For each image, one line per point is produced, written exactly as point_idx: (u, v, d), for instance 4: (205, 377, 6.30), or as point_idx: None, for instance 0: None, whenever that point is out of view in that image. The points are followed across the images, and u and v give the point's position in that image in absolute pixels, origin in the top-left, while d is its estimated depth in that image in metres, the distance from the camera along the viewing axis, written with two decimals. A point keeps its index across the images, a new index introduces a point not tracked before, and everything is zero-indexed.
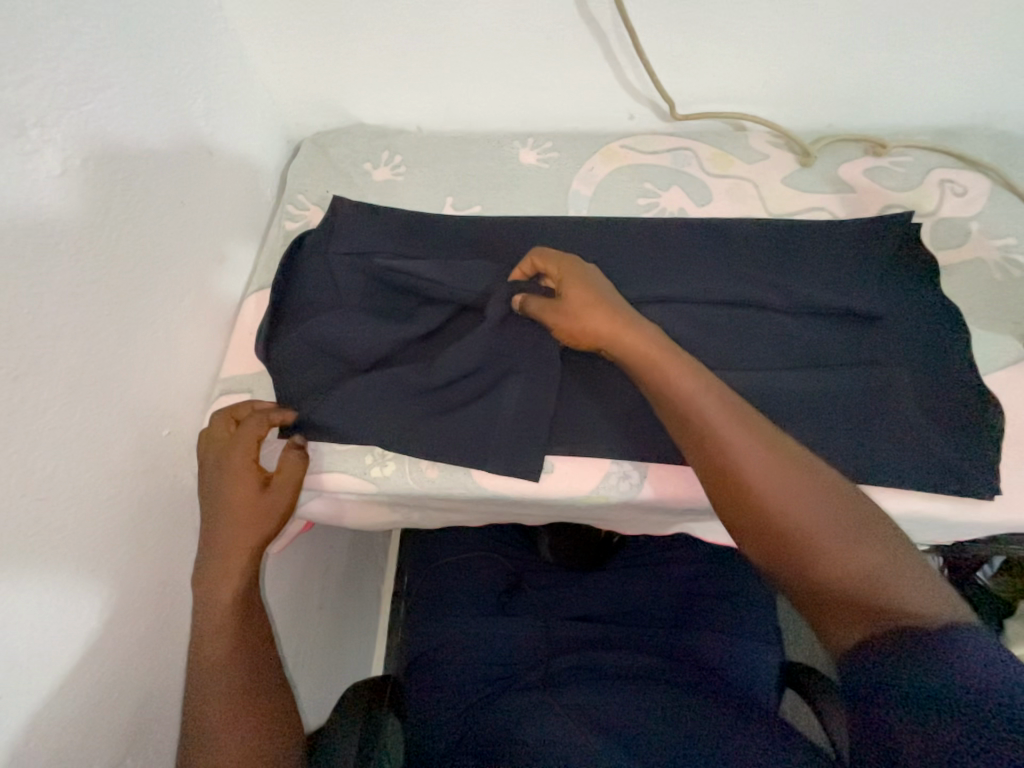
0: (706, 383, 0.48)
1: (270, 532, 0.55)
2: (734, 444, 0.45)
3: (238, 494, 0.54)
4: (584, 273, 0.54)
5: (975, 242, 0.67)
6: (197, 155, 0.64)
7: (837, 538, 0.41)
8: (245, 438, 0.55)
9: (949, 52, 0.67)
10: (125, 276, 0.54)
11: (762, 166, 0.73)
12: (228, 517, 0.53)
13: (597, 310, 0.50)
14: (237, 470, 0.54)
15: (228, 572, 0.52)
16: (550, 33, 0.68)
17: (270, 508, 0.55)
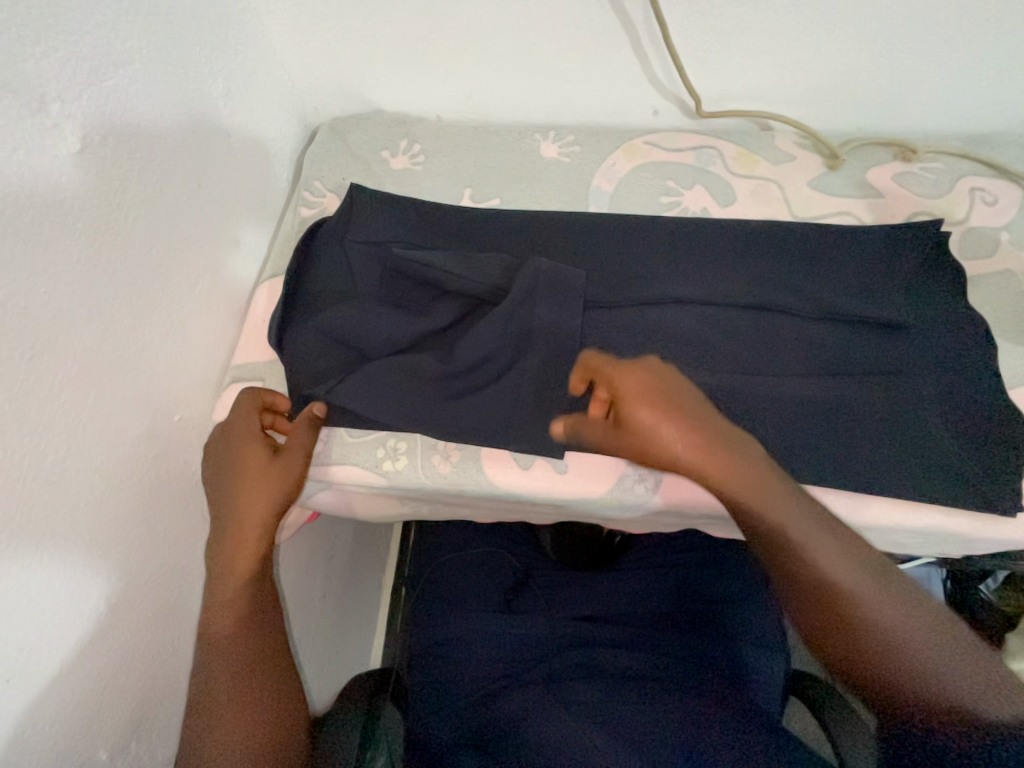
0: (785, 488, 0.46)
1: (283, 503, 0.54)
2: (813, 548, 0.44)
3: (247, 463, 0.54)
4: (652, 386, 0.46)
5: (1004, 253, 0.65)
6: (214, 138, 0.63)
7: (898, 631, 0.42)
8: (249, 412, 0.56)
9: (987, 57, 0.65)
10: (141, 258, 0.53)
11: (787, 168, 0.72)
12: (239, 489, 0.53)
13: (672, 434, 0.45)
14: (245, 444, 0.54)
15: (241, 553, 0.52)
16: (577, 24, 0.66)
17: (281, 475, 0.54)
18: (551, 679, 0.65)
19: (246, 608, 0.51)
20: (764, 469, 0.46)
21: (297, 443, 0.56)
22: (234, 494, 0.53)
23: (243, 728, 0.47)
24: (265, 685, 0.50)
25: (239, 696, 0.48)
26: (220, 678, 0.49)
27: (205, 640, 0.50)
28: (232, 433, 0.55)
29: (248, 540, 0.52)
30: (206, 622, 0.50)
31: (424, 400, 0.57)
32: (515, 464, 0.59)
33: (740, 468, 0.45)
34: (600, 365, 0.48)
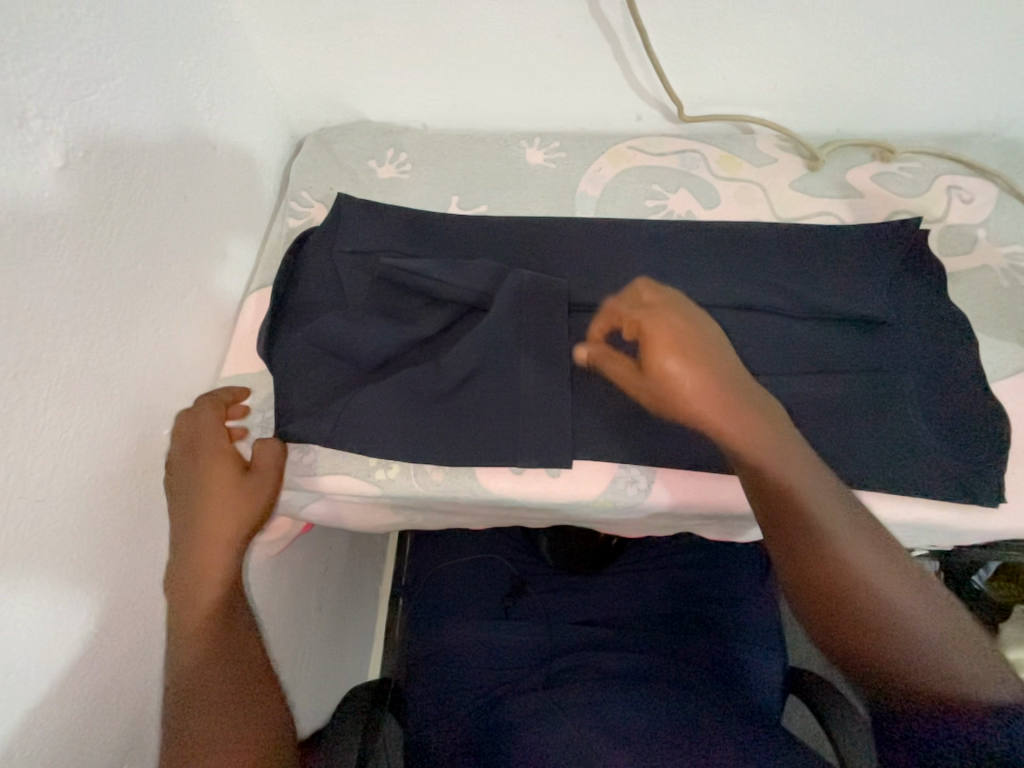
0: (813, 464, 0.47)
1: (246, 524, 0.54)
2: (847, 540, 0.45)
3: (212, 483, 0.54)
4: (679, 327, 0.47)
5: (982, 250, 0.67)
6: (199, 150, 0.63)
7: (897, 605, 0.44)
8: (215, 430, 0.56)
9: (959, 58, 0.67)
10: (126, 272, 0.53)
11: (769, 170, 0.73)
12: (204, 508, 0.53)
13: (691, 373, 0.45)
14: (212, 462, 0.54)
15: (207, 575, 0.52)
16: (559, 32, 0.67)
17: (250, 497, 0.55)
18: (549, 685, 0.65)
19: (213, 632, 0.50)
20: (803, 459, 0.47)
21: (265, 462, 0.56)
22: (200, 512, 0.53)
23: (218, 753, 0.45)
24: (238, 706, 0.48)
25: (215, 717, 0.46)
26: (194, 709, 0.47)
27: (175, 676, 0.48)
28: (197, 452, 0.55)
29: (209, 562, 0.52)
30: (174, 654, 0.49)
31: (414, 408, 0.58)
32: (508, 470, 0.59)
33: (766, 435, 0.46)
34: (624, 315, 0.49)
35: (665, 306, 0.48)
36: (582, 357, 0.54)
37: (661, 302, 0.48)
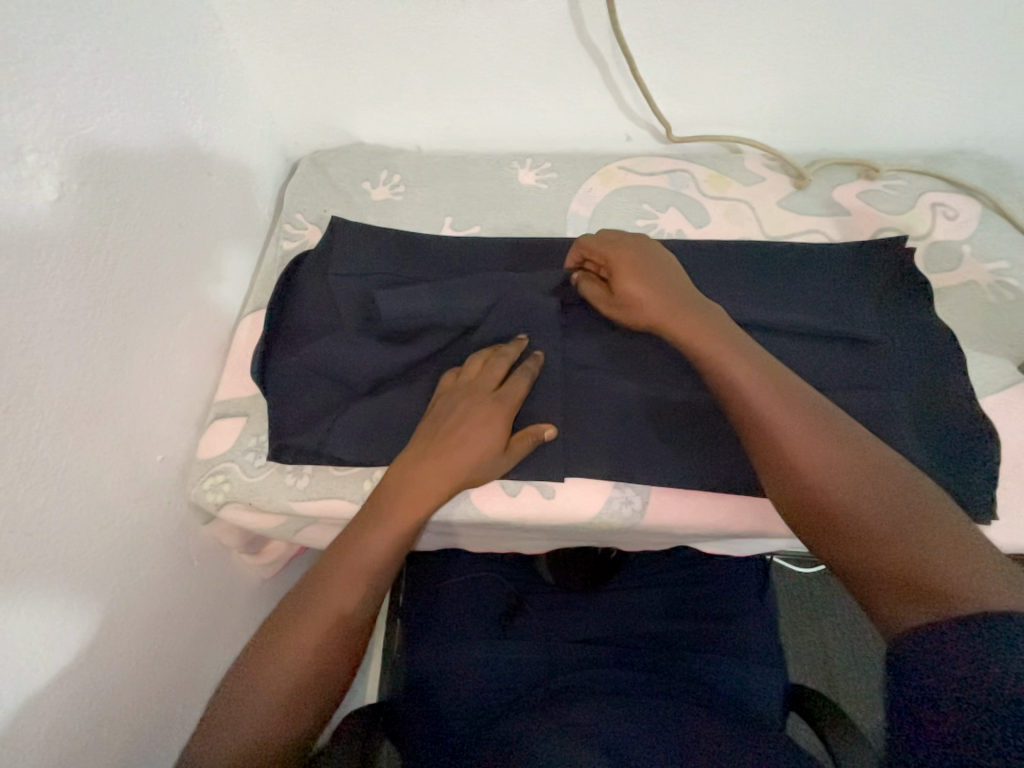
0: (760, 363, 0.50)
1: (470, 483, 0.52)
2: (797, 435, 0.46)
3: (470, 435, 0.51)
4: (643, 251, 0.56)
5: (968, 266, 0.68)
6: (195, 176, 0.63)
7: (861, 506, 0.43)
8: (514, 387, 0.54)
9: (939, 79, 0.69)
10: (121, 300, 0.53)
11: (758, 188, 0.74)
12: (450, 454, 0.50)
13: (647, 286, 0.54)
14: (484, 415, 0.51)
15: (413, 513, 0.49)
16: (549, 58, 0.69)
17: (490, 465, 0.52)
18: (548, 700, 0.64)
19: (344, 606, 0.45)
20: (764, 371, 0.49)
21: (526, 441, 0.53)
22: (447, 458, 0.50)
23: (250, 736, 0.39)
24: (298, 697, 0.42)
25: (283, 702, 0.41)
26: (269, 672, 0.42)
27: (277, 627, 0.45)
28: (481, 398, 0.52)
29: (408, 508, 0.49)
30: (294, 600, 0.46)
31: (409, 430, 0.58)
32: (503, 492, 0.58)
33: (709, 334, 0.51)
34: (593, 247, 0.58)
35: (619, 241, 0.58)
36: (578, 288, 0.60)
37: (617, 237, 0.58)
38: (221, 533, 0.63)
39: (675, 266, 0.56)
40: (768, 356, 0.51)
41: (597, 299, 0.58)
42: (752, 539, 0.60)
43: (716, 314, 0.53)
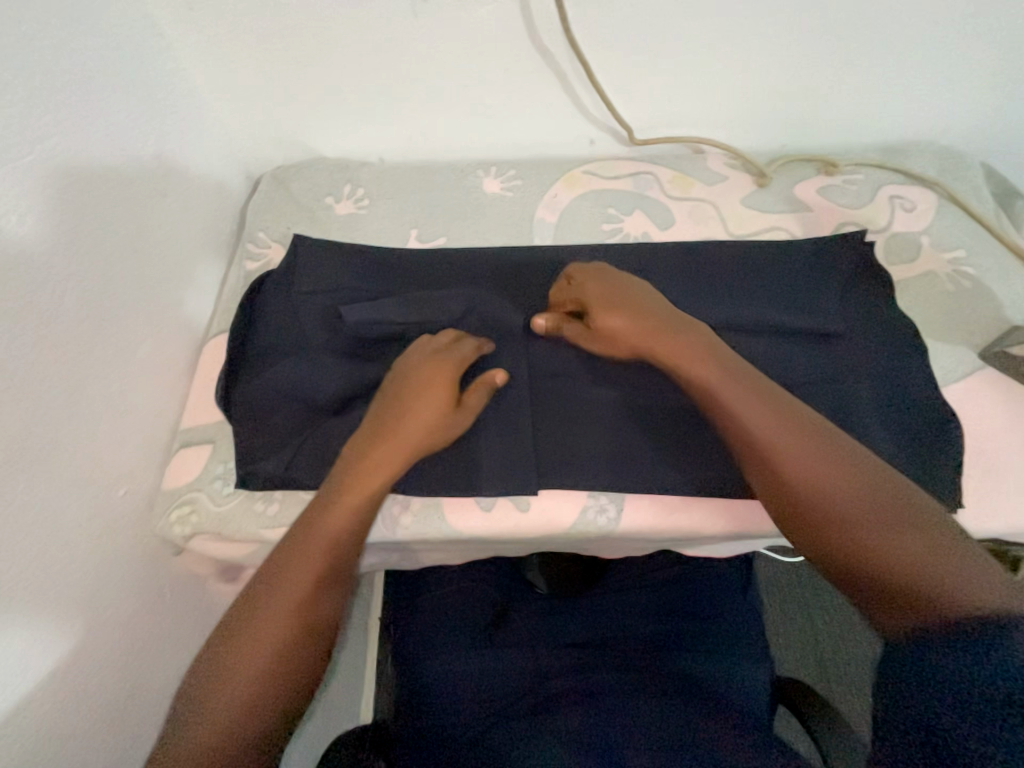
0: (733, 371, 0.50)
1: (428, 447, 0.51)
2: (778, 441, 0.46)
3: (422, 395, 0.51)
4: (609, 277, 0.57)
5: (926, 257, 0.69)
6: (147, 200, 0.62)
7: (846, 510, 0.43)
8: (461, 350, 0.55)
9: (889, 74, 0.70)
10: (72, 333, 0.51)
11: (721, 188, 0.75)
12: (404, 415, 0.51)
13: (620, 310, 0.54)
14: (433, 375, 0.52)
15: (368, 482, 0.48)
16: (506, 66, 0.69)
17: (447, 426, 0.52)
18: (537, 708, 0.65)
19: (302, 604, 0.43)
20: (739, 379, 0.49)
21: (479, 394, 0.54)
22: (400, 419, 0.50)
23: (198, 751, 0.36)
24: (264, 701, 0.39)
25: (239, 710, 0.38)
26: (227, 684, 0.39)
27: (229, 629, 0.41)
28: (428, 361, 0.53)
29: (364, 483, 0.48)
30: (241, 608, 0.43)
31: None
32: (478, 508, 0.58)
33: (681, 345, 0.51)
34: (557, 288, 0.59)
35: (585, 271, 0.58)
36: (541, 327, 0.58)
37: (585, 267, 0.59)
38: (193, 564, 0.62)
39: (650, 288, 0.57)
40: (740, 362, 0.51)
41: (574, 333, 0.57)
42: (729, 540, 0.61)
43: (687, 325, 0.53)
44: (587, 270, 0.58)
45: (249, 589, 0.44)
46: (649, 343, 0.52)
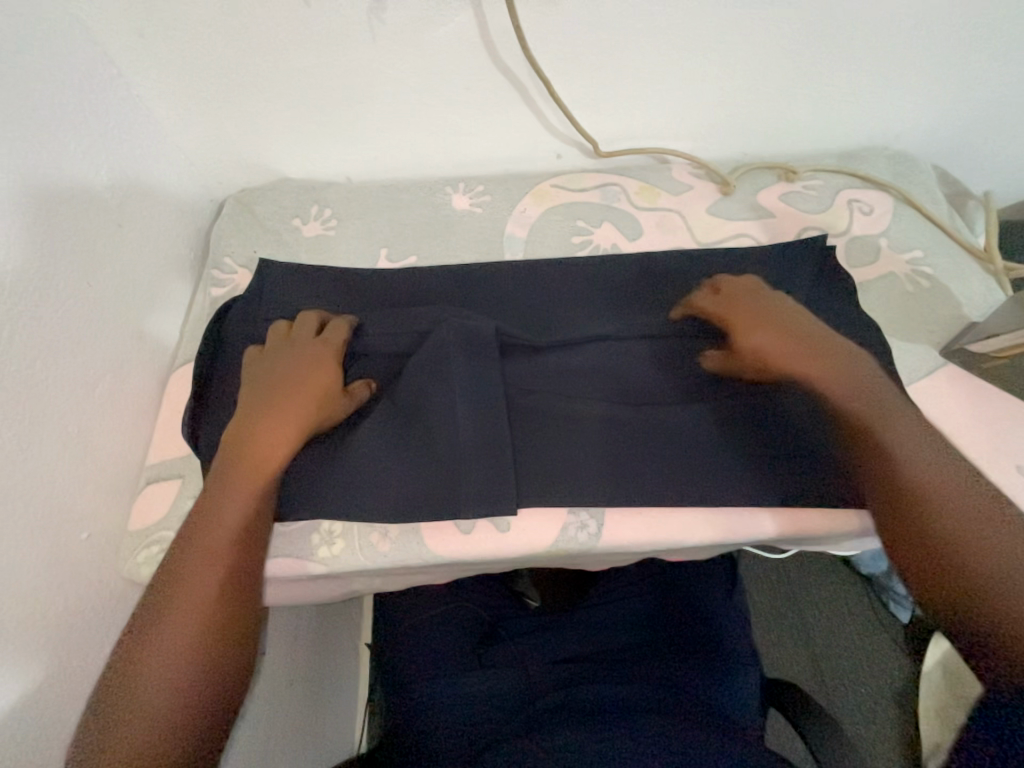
0: (881, 396, 0.51)
1: (320, 423, 0.54)
2: (912, 465, 0.46)
3: (307, 376, 0.54)
4: (765, 297, 0.58)
5: (886, 258, 0.71)
6: (103, 230, 0.60)
7: (964, 541, 0.42)
8: (339, 333, 0.59)
9: (841, 84, 0.72)
10: (23, 374, 0.49)
11: (687, 197, 0.76)
12: (291, 393, 0.53)
13: (769, 334, 0.55)
14: (314, 356, 0.56)
15: (264, 459, 0.50)
16: (468, 84, 0.69)
17: (336, 402, 0.55)
18: (531, 728, 0.64)
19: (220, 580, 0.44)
20: (880, 402, 0.50)
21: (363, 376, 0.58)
22: (285, 396, 0.53)
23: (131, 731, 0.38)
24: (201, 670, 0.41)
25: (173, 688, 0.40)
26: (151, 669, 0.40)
27: (144, 622, 0.42)
28: (309, 345, 0.57)
29: (260, 460, 0.50)
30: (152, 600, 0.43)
31: (357, 475, 0.56)
32: (456, 531, 0.57)
33: (829, 366, 0.53)
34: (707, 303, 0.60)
35: (739, 291, 0.59)
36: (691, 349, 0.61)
37: (753, 285, 0.60)
38: None
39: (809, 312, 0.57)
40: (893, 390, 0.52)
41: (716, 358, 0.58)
42: (710, 548, 0.61)
43: (846, 349, 0.54)
44: (736, 284, 0.60)
45: (157, 581, 0.44)
46: (786, 364, 0.54)
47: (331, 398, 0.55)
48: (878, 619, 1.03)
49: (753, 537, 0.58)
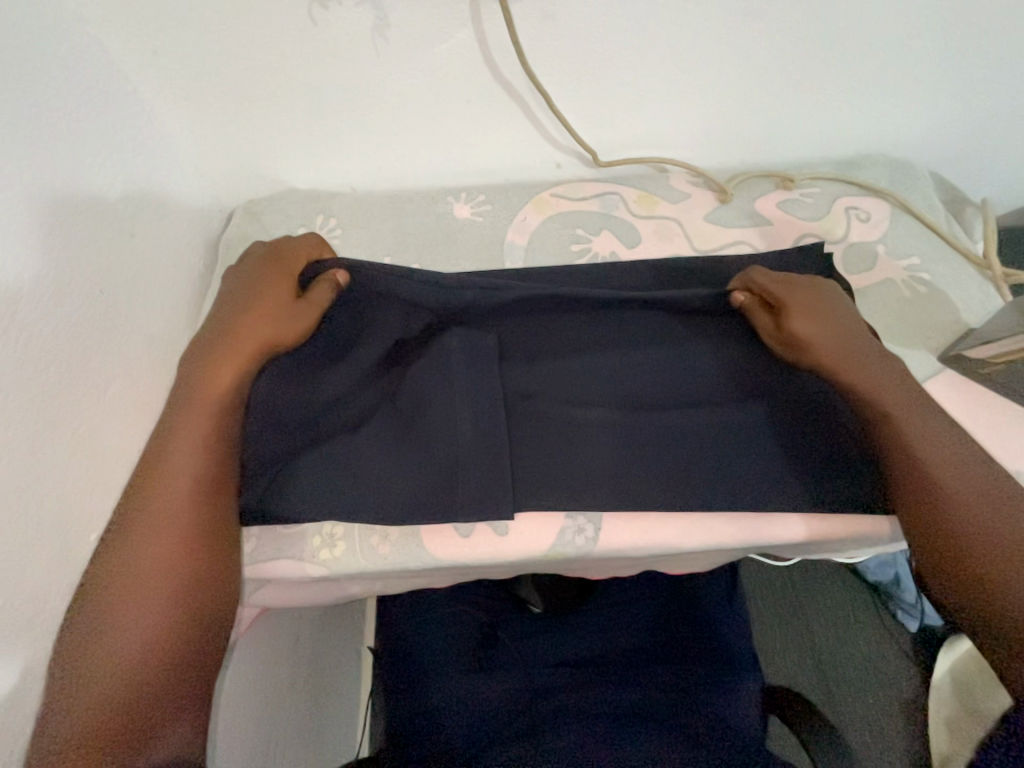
0: (917, 401, 0.53)
1: (280, 334, 0.57)
2: (944, 472, 0.49)
3: (266, 291, 0.58)
4: (817, 288, 0.60)
5: (883, 265, 0.71)
6: (115, 240, 0.62)
7: (991, 554, 0.45)
8: (300, 251, 0.62)
9: (836, 93, 0.73)
10: (36, 379, 0.51)
11: (685, 206, 0.77)
12: (253, 306, 0.57)
13: (813, 319, 0.57)
14: (275, 275, 0.59)
15: (225, 360, 0.54)
16: (470, 97, 0.71)
17: (296, 312, 0.58)
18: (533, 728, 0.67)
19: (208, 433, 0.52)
20: (915, 407, 0.53)
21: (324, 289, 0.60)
22: (247, 310, 0.57)
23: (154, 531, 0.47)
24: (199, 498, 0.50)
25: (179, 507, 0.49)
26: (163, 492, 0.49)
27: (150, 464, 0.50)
28: (270, 265, 0.60)
29: (224, 364, 0.54)
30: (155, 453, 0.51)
31: (359, 476, 0.57)
32: (455, 535, 0.58)
33: (866, 362, 0.55)
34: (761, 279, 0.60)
35: (791, 279, 0.60)
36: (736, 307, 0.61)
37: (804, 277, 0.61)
38: None
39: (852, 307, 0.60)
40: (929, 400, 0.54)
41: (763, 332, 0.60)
42: (709, 553, 0.61)
43: (881, 350, 0.56)
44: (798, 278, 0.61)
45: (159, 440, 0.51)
46: (822, 353, 0.56)
47: (290, 304, 0.58)
48: (884, 627, 1.02)
49: (752, 542, 0.58)
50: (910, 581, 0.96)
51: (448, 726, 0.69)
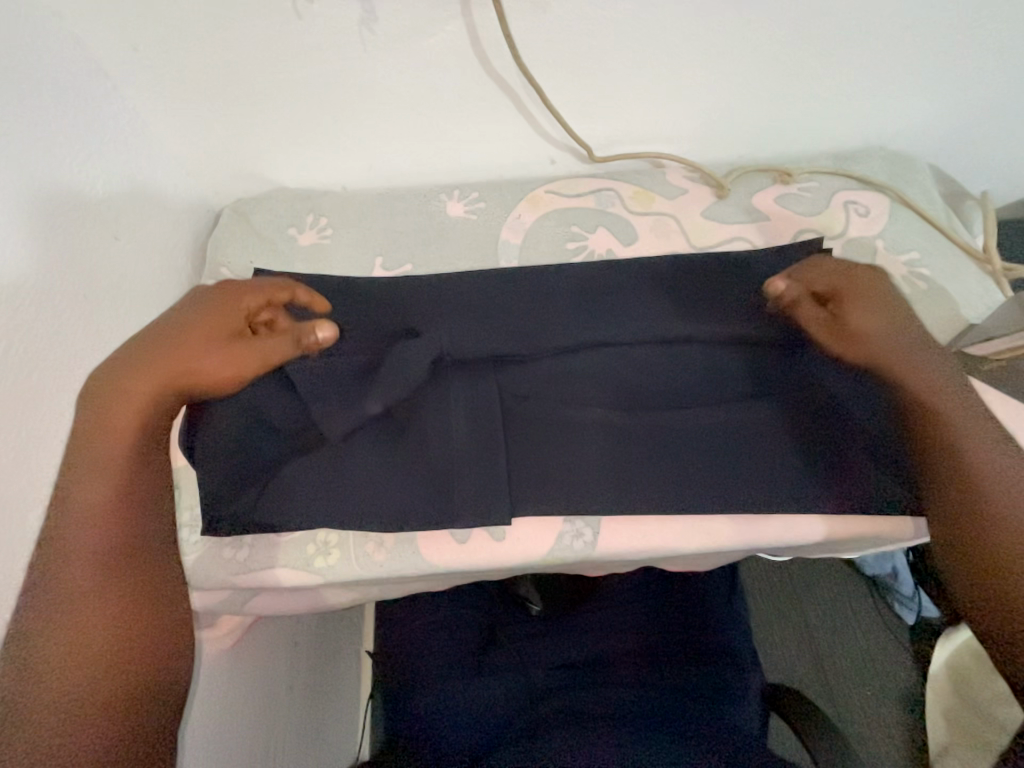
0: (965, 398, 0.53)
1: (209, 369, 0.53)
2: (985, 468, 0.49)
3: (213, 316, 0.55)
4: (874, 279, 0.57)
5: (882, 260, 0.71)
6: (98, 241, 0.61)
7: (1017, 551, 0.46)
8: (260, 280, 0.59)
9: (833, 86, 0.72)
10: (18, 387, 0.49)
11: (681, 201, 0.76)
12: (192, 328, 0.54)
13: (867, 312, 0.55)
14: (225, 305, 0.57)
15: (153, 372, 0.51)
16: (461, 92, 0.69)
17: (239, 352, 0.55)
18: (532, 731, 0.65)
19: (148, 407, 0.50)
20: (961, 402, 0.52)
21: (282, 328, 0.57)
22: (184, 333, 0.54)
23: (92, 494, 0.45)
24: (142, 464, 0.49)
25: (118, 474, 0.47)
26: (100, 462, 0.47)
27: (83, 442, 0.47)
28: (223, 294, 0.57)
29: (153, 374, 0.51)
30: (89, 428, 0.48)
31: (356, 481, 0.56)
32: (452, 540, 0.57)
33: (915, 356, 0.54)
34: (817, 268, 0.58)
35: (849, 268, 0.58)
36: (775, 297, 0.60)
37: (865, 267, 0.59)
38: None
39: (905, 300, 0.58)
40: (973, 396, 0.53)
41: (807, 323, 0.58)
42: (709, 554, 0.60)
43: (933, 346, 0.55)
44: (859, 268, 0.58)
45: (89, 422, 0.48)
46: (871, 345, 0.55)
47: (243, 349, 0.55)
48: (883, 622, 1.02)
49: (753, 543, 0.57)
50: (908, 575, 0.96)
51: (449, 730, 0.69)
